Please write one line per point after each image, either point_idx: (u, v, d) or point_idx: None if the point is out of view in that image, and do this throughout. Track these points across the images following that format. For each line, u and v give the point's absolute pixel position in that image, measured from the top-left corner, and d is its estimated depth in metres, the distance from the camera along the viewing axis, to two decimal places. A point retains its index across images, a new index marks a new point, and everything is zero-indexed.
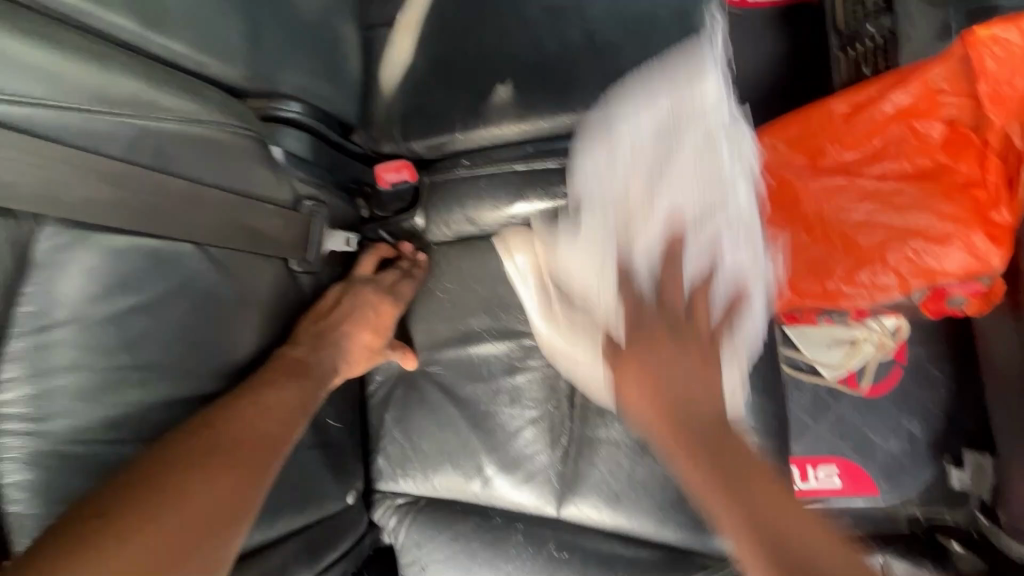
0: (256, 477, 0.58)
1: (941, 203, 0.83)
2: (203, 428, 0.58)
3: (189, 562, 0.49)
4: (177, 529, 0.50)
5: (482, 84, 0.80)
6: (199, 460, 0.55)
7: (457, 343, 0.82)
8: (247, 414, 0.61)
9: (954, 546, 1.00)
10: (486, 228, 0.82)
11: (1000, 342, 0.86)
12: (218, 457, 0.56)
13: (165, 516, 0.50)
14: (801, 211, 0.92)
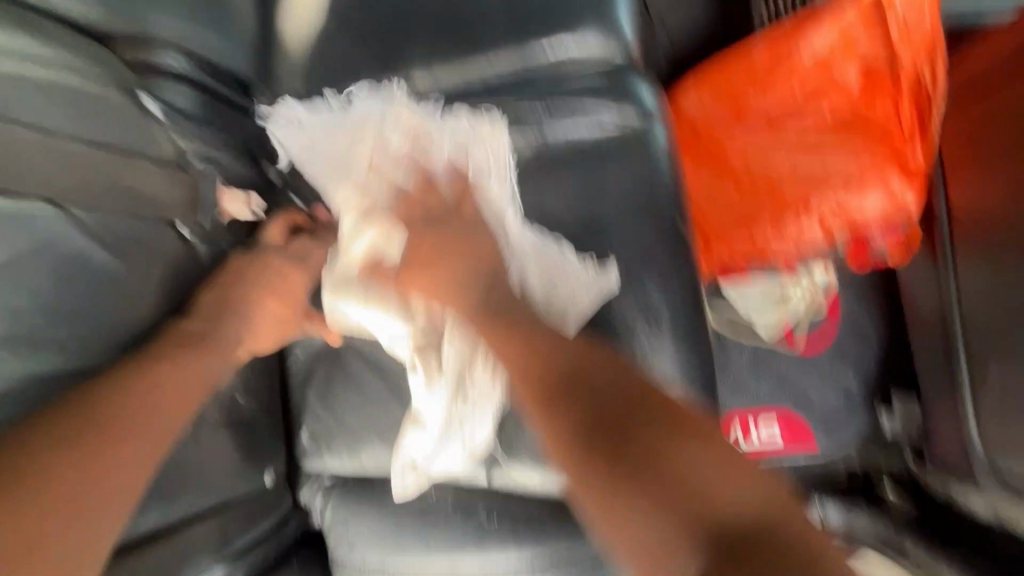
0: (141, 455, 0.54)
1: (860, 147, 0.82)
2: (76, 405, 0.52)
3: (47, 549, 0.45)
4: (36, 514, 0.46)
5: (392, 37, 0.76)
6: (69, 439, 0.50)
7: None
8: (133, 389, 0.56)
9: (889, 494, 1.03)
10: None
11: (921, 288, 0.87)
12: (93, 435, 0.52)
13: (22, 502, 0.46)
14: (728, 164, 0.90)
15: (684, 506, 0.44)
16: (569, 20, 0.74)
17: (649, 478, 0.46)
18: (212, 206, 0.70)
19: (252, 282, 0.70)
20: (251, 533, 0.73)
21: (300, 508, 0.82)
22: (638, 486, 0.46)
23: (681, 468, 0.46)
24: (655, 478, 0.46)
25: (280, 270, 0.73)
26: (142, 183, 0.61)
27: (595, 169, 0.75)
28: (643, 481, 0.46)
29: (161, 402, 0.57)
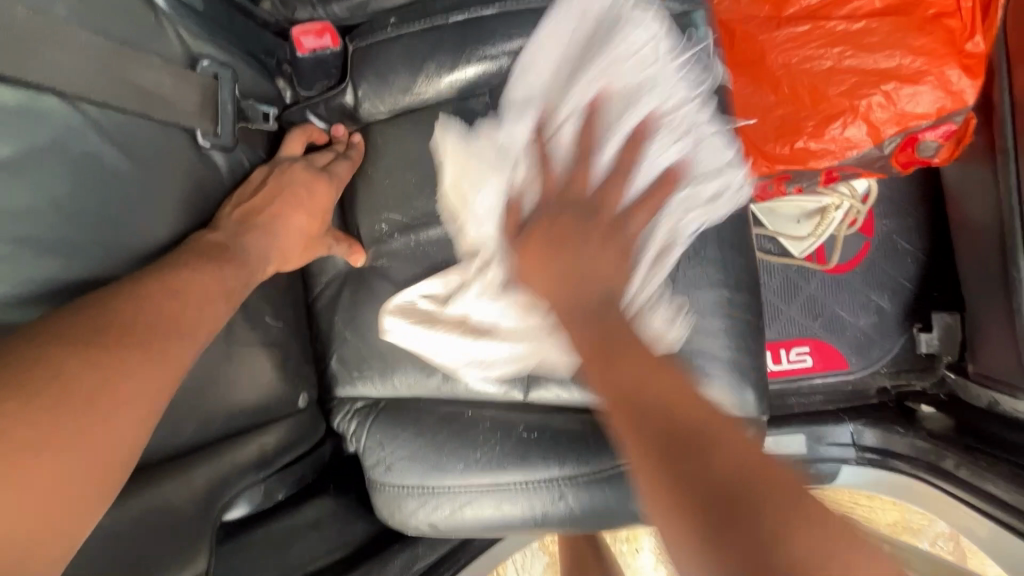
0: (163, 364, 0.50)
1: (913, 37, 0.76)
2: (94, 308, 0.49)
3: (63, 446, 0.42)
4: (48, 408, 0.42)
5: None
6: (87, 339, 0.47)
7: (405, 231, 0.77)
8: (153, 295, 0.53)
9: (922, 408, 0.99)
10: (421, 97, 0.74)
11: (973, 193, 0.82)
12: (112, 338, 0.48)
13: (35, 395, 0.42)
14: (766, 66, 0.84)
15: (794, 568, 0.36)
16: None
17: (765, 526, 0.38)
18: (231, 117, 0.64)
19: (275, 196, 0.67)
20: (288, 453, 0.73)
21: (333, 434, 0.81)
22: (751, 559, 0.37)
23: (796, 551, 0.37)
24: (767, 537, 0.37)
25: (301, 184, 0.70)
26: (153, 82, 0.57)
27: None
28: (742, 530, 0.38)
29: (184, 312, 0.54)
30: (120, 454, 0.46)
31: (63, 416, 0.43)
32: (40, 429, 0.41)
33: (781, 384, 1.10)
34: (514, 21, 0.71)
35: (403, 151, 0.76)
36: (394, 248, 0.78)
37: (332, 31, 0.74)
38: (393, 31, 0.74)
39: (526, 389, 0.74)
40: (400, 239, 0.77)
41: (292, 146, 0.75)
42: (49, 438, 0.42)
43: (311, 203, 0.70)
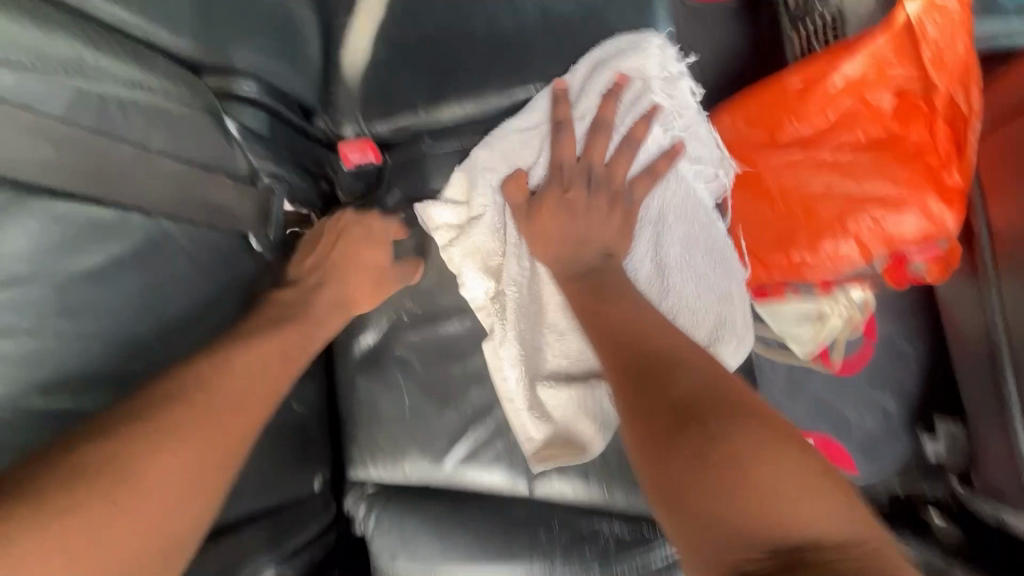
0: (222, 435, 0.53)
1: (897, 169, 0.84)
2: (161, 386, 0.53)
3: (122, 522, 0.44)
4: (112, 490, 0.45)
5: (445, 66, 0.81)
6: (153, 419, 0.50)
7: (426, 324, 0.83)
8: (215, 373, 0.57)
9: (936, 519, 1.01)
10: None
11: (965, 308, 0.86)
12: (177, 415, 0.52)
13: (98, 479, 0.45)
14: (763, 184, 0.92)
15: (724, 528, 0.42)
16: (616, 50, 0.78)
17: (690, 504, 0.44)
18: (279, 217, 0.75)
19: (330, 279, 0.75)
20: (301, 536, 0.76)
21: (344, 516, 0.84)
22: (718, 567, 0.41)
23: (753, 479, 0.42)
24: (743, 499, 0.42)
25: (355, 259, 0.77)
26: (219, 198, 0.65)
27: None
28: (699, 469, 0.44)
29: (242, 387, 0.58)
30: (181, 525, 0.48)
31: (131, 494, 0.46)
32: (110, 511, 0.44)
33: None
34: None
35: (428, 251, 0.84)
36: (414, 339, 0.83)
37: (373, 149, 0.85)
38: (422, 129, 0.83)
39: (531, 482, 0.77)
40: (420, 331, 0.83)
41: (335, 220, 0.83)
42: (114, 516, 0.44)
43: (361, 282, 0.77)
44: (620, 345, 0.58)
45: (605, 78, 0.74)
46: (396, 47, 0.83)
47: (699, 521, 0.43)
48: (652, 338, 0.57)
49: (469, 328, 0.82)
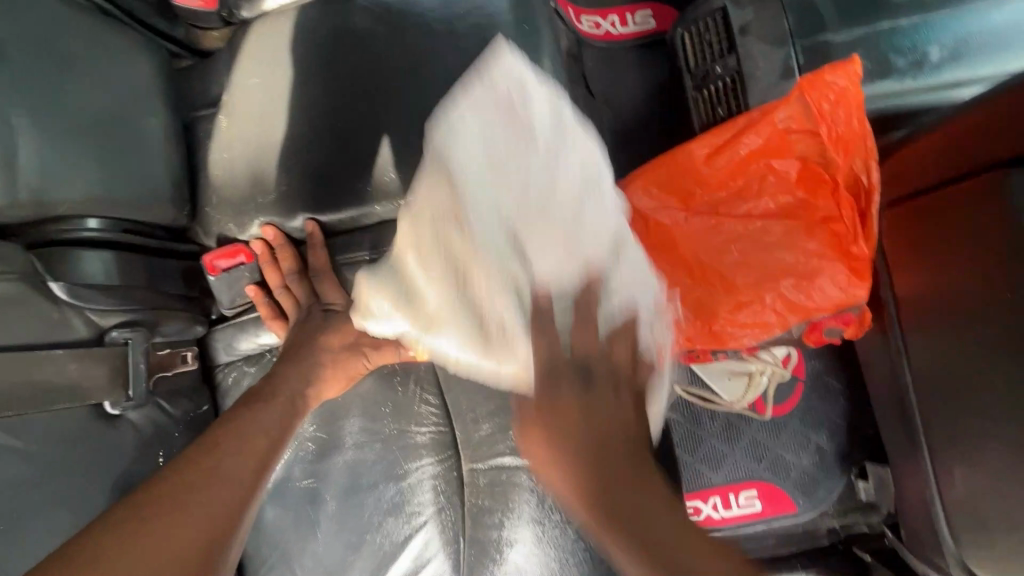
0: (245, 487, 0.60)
1: (804, 239, 0.82)
2: (218, 428, 0.64)
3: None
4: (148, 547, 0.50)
5: (324, 170, 0.74)
6: (202, 447, 0.61)
7: (333, 451, 0.77)
8: (236, 429, 0.64)
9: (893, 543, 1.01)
10: None
11: (879, 361, 0.86)
12: (225, 443, 0.62)
13: (145, 538, 0.50)
14: (678, 254, 0.90)
15: None
16: None
17: None
18: (143, 376, 0.66)
19: (281, 390, 0.70)
20: None
21: None
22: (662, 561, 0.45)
23: None
24: None
25: (313, 350, 0.74)
26: (53, 374, 0.58)
27: None
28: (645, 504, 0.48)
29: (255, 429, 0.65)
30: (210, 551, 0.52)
31: (189, 519, 0.53)
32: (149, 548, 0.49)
33: (735, 530, 1.14)
34: None
35: None
36: (324, 470, 0.77)
37: (244, 251, 0.77)
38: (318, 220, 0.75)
39: None
40: (329, 459, 0.77)
41: (279, 331, 0.78)
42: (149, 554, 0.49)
43: (329, 374, 0.73)
44: (550, 425, 0.52)
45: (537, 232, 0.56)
46: (270, 154, 0.75)
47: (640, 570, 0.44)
48: (603, 416, 0.52)
49: (380, 453, 0.75)
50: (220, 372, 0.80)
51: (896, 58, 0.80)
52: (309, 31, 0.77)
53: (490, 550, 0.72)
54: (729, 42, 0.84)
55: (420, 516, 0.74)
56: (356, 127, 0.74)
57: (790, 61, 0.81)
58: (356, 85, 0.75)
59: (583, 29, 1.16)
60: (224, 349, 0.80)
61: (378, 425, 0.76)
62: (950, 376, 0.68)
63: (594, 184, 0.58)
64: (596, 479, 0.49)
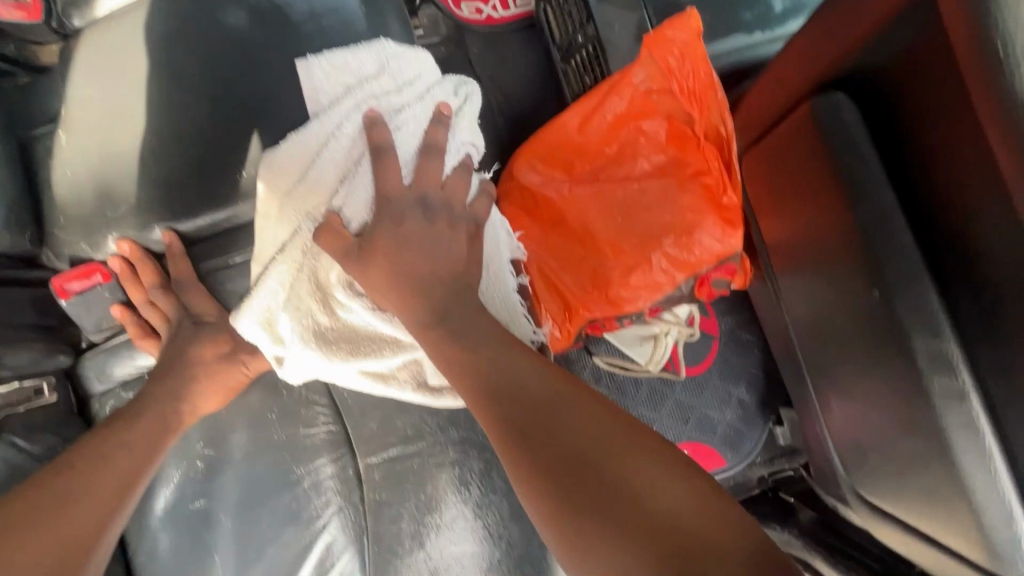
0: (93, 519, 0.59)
1: (678, 196, 0.83)
2: (63, 458, 0.62)
3: None
4: None
5: (173, 174, 0.71)
6: (41, 480, 0.59)
7: (222, 467, 0.73)
8: (87, 457, 0.62)
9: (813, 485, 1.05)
10: None
11: (768, 306, 0.89)
12: (67, 475, 0.60)
13: None
14: (567, 226, 0.91)
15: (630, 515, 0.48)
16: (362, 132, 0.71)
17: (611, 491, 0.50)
18: None
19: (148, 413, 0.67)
20: None
21: None
22: (580, 481, 0.50)
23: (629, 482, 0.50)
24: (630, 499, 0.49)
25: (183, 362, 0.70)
26: None
27: None
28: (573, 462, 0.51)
29: (113, 454, 0.63)
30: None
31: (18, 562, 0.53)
32: None
33: None
34: None
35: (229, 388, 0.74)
36: (215, 489, 0.73)
37: (100, 269, 0.72)
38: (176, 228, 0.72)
39: None
40: (219, 476, 0.73)
41: (150, 350, 0.74)
42: None
43: (205, 386, 0.70)
44: (481, 387, 0.58)
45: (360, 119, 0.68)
46: (114, 165, 0.72)
47: (558, 488, 0.51)
48: (501, 370, 0.58)
49: (273, 463, 0.72)
50: (95, 403, 0.76)
51: (741, 11, 0.83)
52: (144, 34, 0.74)
53: (396, 545, 0.70)
54: (585, 9, 0.85)
55: (321, 522, 0.71)
56: (203, 129, 0.71)
57: (644, 22, 0.82)
58: (199, 84, 0.72)
59: (463, 15, 1.11)
60: (96, 378, 0.75)
61: (265, 432, 0.73)
62: (817, 309, 0.70)
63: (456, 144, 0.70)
64: (518, 432, 0.54)
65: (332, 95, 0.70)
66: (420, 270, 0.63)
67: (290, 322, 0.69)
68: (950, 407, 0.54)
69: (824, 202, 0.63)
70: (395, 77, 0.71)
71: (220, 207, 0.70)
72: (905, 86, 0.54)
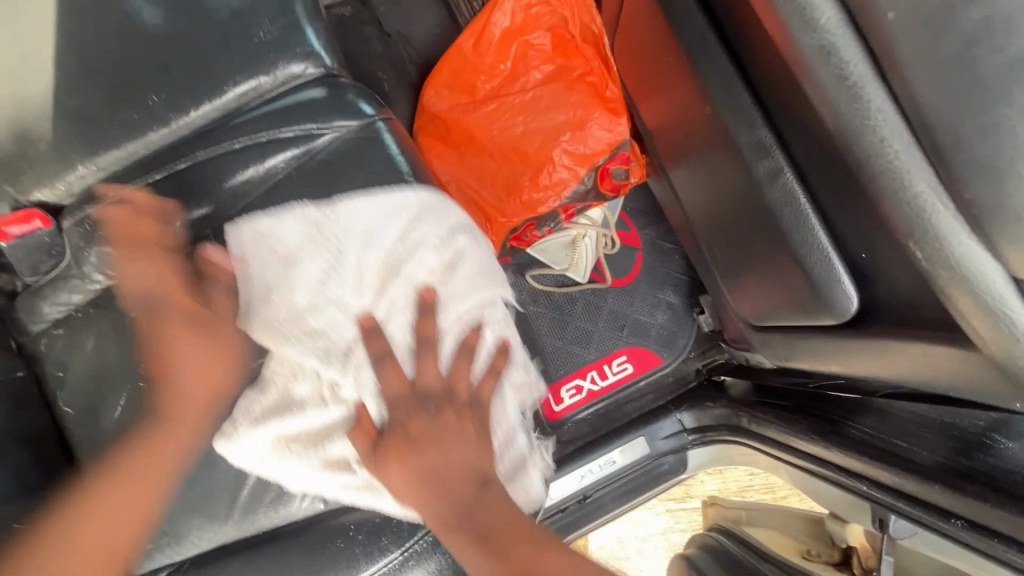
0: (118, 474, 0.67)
1: (569, 96, 0.94)
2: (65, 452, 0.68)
3: None
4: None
5: (87, 110, 0.75)
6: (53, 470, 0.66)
7: (166, 382, 0.77)
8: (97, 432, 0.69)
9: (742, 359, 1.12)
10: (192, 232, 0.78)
11: (664, 192, 0.98)
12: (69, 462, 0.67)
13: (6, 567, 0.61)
14: (476, 140, 0.98)
15: None
16: (263, 52, 0.77)
17: None
18: None
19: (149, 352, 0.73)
20: None
21: None
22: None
23: None
24: None
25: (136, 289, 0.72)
26: None
27: (335, 178, 0.78)
28: None
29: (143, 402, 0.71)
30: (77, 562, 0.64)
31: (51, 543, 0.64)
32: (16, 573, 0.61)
33: (612, 398, 1.21)
34: (208, 168, 0.76)
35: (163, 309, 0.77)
36: (159, 404, 0.77)
37: (39, 215, 0.75)
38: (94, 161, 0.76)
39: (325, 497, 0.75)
40: (163, 392, 0.77)
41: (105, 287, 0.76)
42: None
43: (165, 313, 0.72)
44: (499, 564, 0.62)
45: (367, 260, 0.75)
46: (26, 106, 0.75)
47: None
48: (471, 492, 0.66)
49: None
50: (34, 342, 0.78)
51: None
52: None
53: None
54: None
55: None
56: (110, 63, 0.75)
57: None
58: (100, 22, 0.76)
59: None
60: (30, 317, 0.78)
61: None
62: (687, 163, 0.78)
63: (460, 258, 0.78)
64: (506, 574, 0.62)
65: (312, 210, 0.75)
66: (439, 461, 0.67)
67: (287, 352, 0.70)
68: (769, 185, 0.58)
69: (667, 61, 0.70)
70: (417, 212, 0.78)
71: (137, 134, 0.75)
72: None
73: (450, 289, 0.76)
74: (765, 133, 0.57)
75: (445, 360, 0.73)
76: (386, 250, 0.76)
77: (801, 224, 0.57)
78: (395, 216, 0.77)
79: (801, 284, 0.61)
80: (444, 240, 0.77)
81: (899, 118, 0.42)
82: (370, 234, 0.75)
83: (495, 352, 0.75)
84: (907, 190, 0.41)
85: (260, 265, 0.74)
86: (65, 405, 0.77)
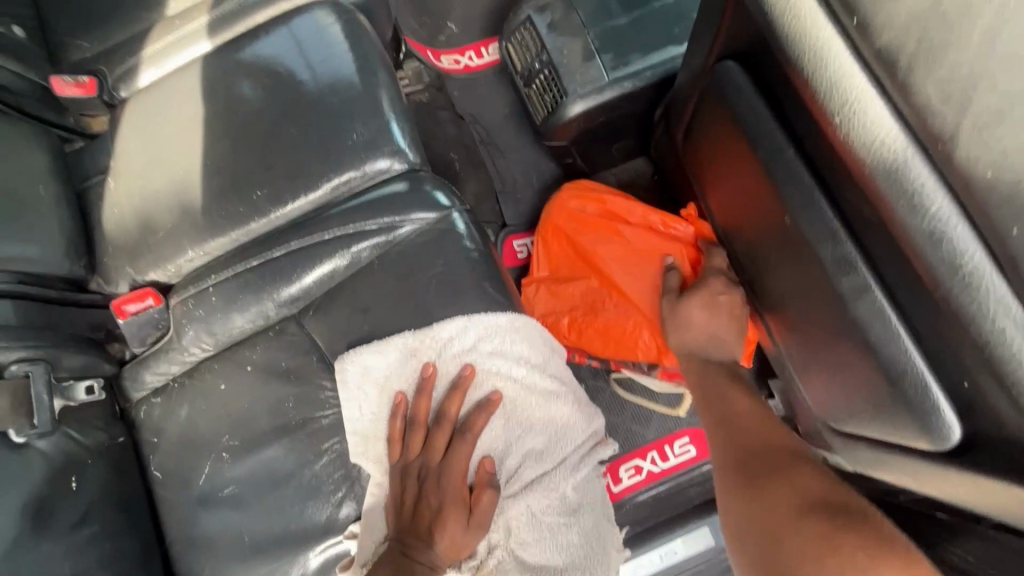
0: None
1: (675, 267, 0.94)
2: None
3: None
4: None
5: (200, 202, 0.84)
6: None
7: (245, 454, 0.81)
8: None
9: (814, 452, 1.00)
10: (281, 313, 0.83)
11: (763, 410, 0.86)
12: None
13: None
14: (597, 272, 0.99)
15: None
16: (353, 150, 0.84)
17: None
18: (47, 405, 0.73)
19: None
20: None
21: None
22: None
23: None
24: None
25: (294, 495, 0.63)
26: None
27: (411, 265, 0.82)
28: None
29: None
30: None
31: None
32: None
33: (676, 481, 1.05)
34: (300, 256, 0.83)
35: (249, 383, 0.83)
36: (241, 473, 0.81)
37: (153, 293, 0.85)
38: (199, 248, 0.84)
39: None
40: (243, 462, 0.81)
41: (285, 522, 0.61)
42: None
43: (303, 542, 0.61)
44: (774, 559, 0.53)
45: (478, 391, 0.76)
46: (150, 199, 0.86)
47: None
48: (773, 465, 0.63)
49: (288, 447, 0.80)
50: (134, 409, 0.86)
51: (672, 28, 0.97)
52: (176, 95, 0.90)
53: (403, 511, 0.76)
54: (540, 40, 1.01)
55: (336, 495, 0.79)
56: (223, 162, 0.85)
57: (590, 46, 0.98)
58: (217, 126, 0.87)
59: (444, 66, 1.24)
60: (134, 385, 0.85)
61: (284, 418, 0.81)
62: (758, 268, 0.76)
63: (565, 399, 0.77)
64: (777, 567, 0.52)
65: (421, 340, 0.78)
66: None
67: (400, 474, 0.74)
68: (857, 300, 0.56)
69: (736, 167, 0.71)
70: (518, 343, 0.78)
71: (241, 224, 0.84)
72: (758, 45, 0.62)
73: (552, 425, 0.75)
74: (850, 248, 0.56)
75: (549, 497, 0.72)
76: (500, 382, 0.76)
77: (893, 341, 0.54)
78: (505, 357, 0.77)
79: (885, 397, 0.58)
80: (544, 369, 0.78)
81: (985, 253, 0.41)
82: (482, 370, 0.77)
83: (584, 491, 0.74)
84: (1004, 341, 0.40)
85: (358, 397, 0.78)
86: (157, 470, 0.83)
